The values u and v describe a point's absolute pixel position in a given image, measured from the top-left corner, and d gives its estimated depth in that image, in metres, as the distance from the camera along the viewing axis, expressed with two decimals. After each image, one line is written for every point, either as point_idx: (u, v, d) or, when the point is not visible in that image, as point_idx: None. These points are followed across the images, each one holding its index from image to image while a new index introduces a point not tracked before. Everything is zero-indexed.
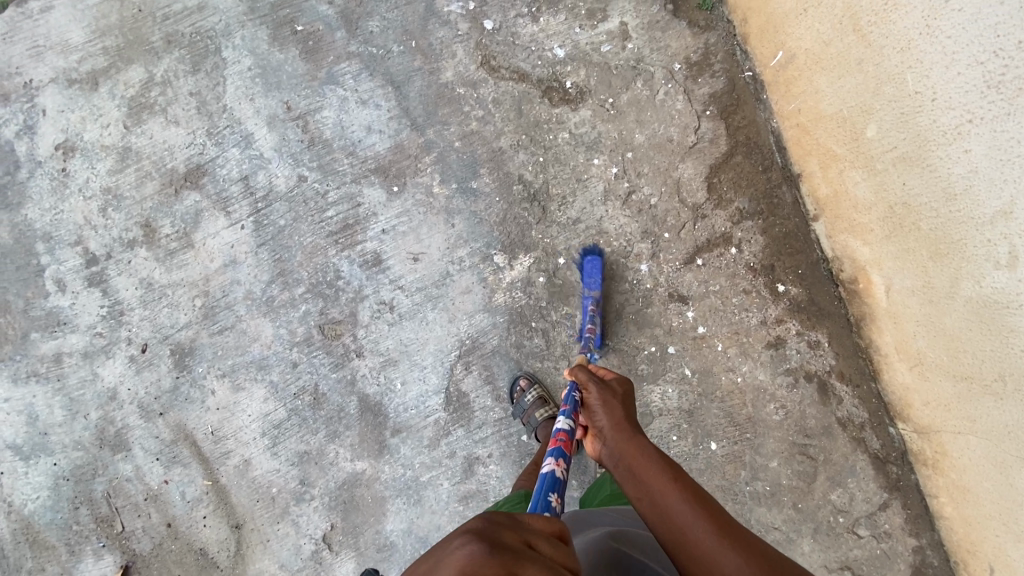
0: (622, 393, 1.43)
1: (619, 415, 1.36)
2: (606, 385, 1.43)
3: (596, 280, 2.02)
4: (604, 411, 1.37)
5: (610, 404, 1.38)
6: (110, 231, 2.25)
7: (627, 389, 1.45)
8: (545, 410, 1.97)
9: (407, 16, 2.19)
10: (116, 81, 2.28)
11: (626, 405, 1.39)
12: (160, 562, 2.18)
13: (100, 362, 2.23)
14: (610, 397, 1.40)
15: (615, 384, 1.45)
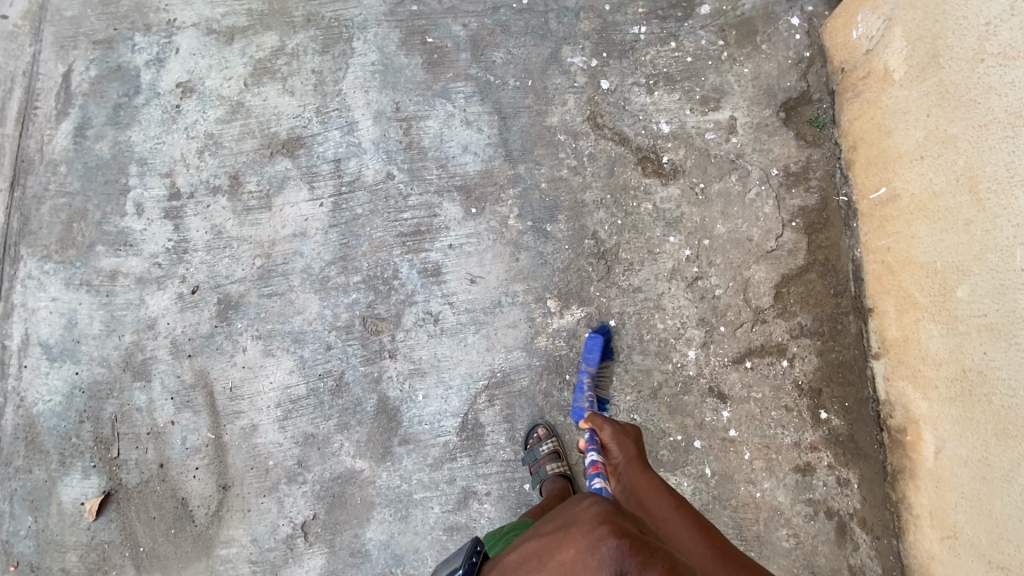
0: (631, 435, 1.67)
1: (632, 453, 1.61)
2: (619, 426, 1.67)
3: (591, 360, 2.04)
4: (620, 450, 1.62)
5: (624, 443, 1.63)
6: (200, 173, 2.35)
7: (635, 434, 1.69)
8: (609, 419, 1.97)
9: (531, 56, 2.29)
10: (250, 42, 2.42)
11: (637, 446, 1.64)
12: (140, 500, 2.18)
13: (150, 290, 2.30)
14: (622, 438, 1.64)
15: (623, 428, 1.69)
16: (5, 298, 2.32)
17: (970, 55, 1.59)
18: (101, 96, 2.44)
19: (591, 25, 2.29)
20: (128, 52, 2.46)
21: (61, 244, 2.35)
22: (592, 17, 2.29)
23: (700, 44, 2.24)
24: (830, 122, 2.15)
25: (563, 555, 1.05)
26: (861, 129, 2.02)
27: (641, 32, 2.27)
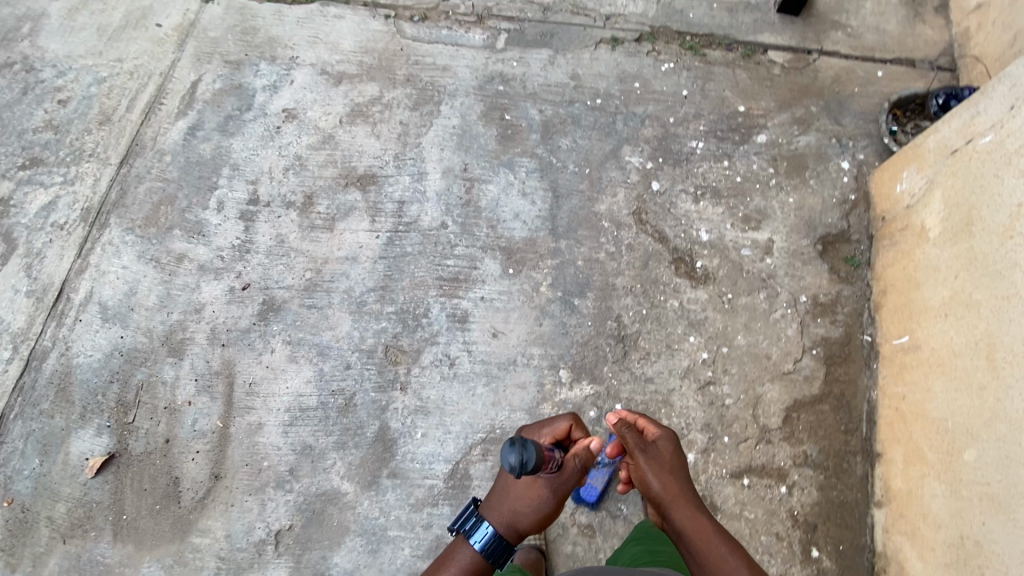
0: (671, 445, 1.61)
1: (667, 462, 1.57)
2: (656, 457, 1.58)
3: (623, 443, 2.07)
4: (652, 461, 1.57)
5: (657, 455, 1.58)
6: (280, 187, 2.63)
7: (676, 444, 1.62)
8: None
9: (594, 148, 2.51)
10: (354, 87, 2.76)
11: (676, 455, 1.60)
12: (137, 469, 2.28)
13: (207, 278, 2.52)
14: (658, 453, 1.59)
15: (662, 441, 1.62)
16: (84, 257, 2.59)
17: (999, 230, 1.67)
18: (218, 106, 2.81)
19: (653, 132, 2.51)
20: (251, 75, 2.85)
21: (146, 220, 2.63)
22: (656, 125, 2.52)
23: (751, 169, 2.41)
24: (865, 263, 2.23)
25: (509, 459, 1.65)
26: (893, 276, 2.09)
27: (699, 148, 2.46)
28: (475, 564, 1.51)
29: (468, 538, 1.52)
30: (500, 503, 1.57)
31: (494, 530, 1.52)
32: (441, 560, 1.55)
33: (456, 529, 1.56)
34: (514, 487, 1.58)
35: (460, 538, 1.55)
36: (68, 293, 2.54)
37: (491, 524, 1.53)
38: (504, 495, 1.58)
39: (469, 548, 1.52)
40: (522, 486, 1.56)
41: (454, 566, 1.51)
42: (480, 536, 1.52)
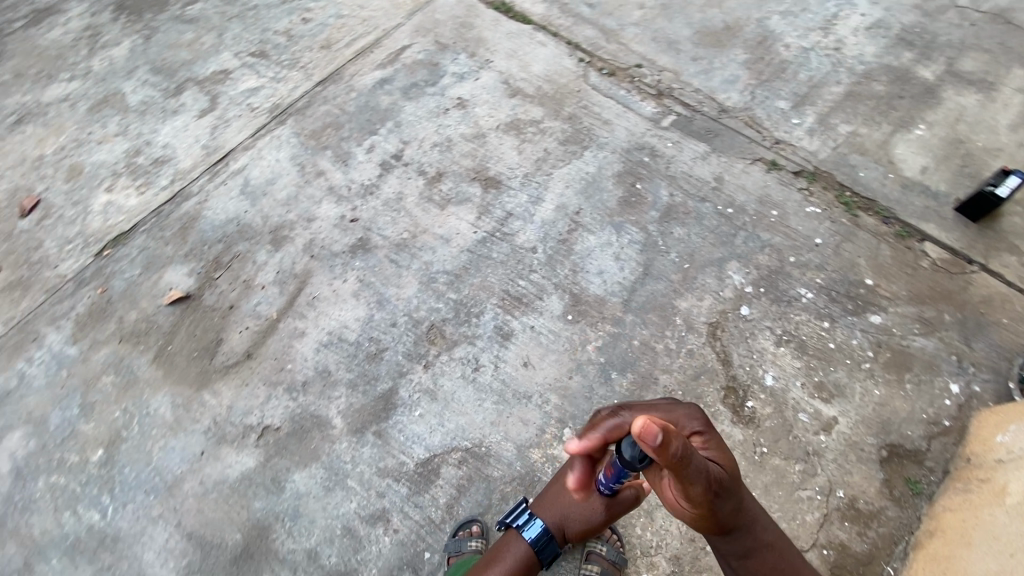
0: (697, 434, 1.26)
1: (729, 472, 1.25)
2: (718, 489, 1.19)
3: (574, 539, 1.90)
4: (725, 489, 1.21)
5: (724, 472, 1.23)
6: (422, 155, 2.93)
7: (710, 426, 1.30)
8: (589, 567, 1.92)
9: (703, 249, 2.51)
10: (523, 104, 3.02)
11: (723, 449, 1.28)
12: (198, 316, 2.62)
13: (329, 197, 2.86)
14: (717, 464, 1.23)
15: (698, 433, 1.28)
16: (255, 139, 3.10)
17: None
18: (412, 72, 3.22)
19: (768, 261, 2.46)
20: (449, 60, 3.24)
21: (312, 134, 3.07)
22: (773, 256, 2.47)
23: (849, 342, 2.27)
24: (926, 495, 2.00)
25: (569, 470, 1.83)
26: (949, 522, 1.85)
27: (805, 297, 2.37)
28: (527, 555, 1.69)
29: (521, 532, 1.72)
30: (554, 503, 1.76)
31: (546, 526, 1.72)
32: (493, 553, 1.73)
33: (511, 524, 1.77)
34: (568, 494, 1.76)
35: (513, 532, 1.74)
36: (230, 159, 3.05)
37: (544, 521, 1.74)
38: (559, 498, 1.77)
39: (522, 542, 1.70)
40: (577, 496, 1.73)
41: (507, 555, 1.70)
42: (533, 531, 1.71)
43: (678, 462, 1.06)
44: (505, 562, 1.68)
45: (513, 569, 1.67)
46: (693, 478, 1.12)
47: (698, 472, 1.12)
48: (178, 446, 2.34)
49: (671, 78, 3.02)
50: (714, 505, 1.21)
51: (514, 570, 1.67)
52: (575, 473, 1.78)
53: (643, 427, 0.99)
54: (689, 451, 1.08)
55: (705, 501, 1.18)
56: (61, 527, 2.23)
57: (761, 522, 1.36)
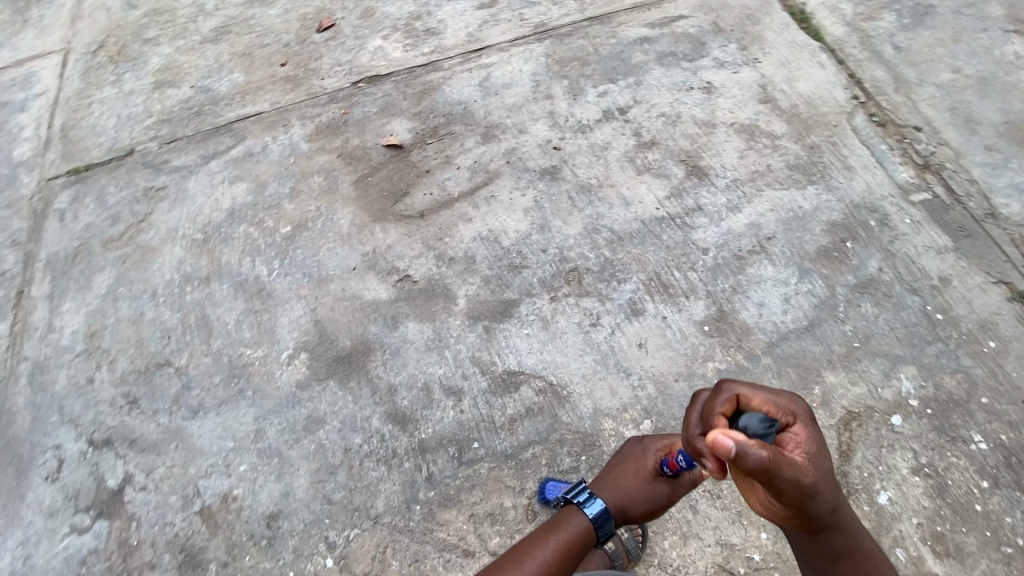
0: (804, 436, 1.24)
1: (825, 469, 1.24)
2: (810, 495, 1.21)
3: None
4: (820, 495, 1.22)
5: (819, 475, 1.22)
6: (646, 118, 2.93)
7: (809, 418, 1.27)
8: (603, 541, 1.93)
9: (884, 338, 2.23)
10: (770, 114, 2.86)
11: (822, 445, 1.25)
12: (400, 166, 2.99)
13: (546, 119, 3.01)
14: (815, 465, 1.22)
15: (797, 426, 1.25)
16: (512, 45, 3.35)
17: None
18: (676, 43, 3.20)
19: (952, 387, 2.12)
20: (717, 46, 3.16)
21: (560, 59, 3.23)
22: (962, 385, 2.12)
23: (1003, 516, 1.90)
24: None
25: (625, 457, 1.72)
26: None
27: (977, 445, 2.01)
28: (588, 532, 1.57)
29: (582, 506, 1.60)
30: (613, 486, 1.65)
31: (608, 508, 1.60)
32: (547, 527, 1.60)
33: (569, 500, 1.63)
34: (630, 480, 1.66)
35: (571, 508, 1.62)
36: (484, 53, 3.34)
37: (605, 501, 1.62)
38: (618, 483, 1.66)
39: (582, 518, 1.58)
40: (639, 478, 1.65)
41: (566, 531, 1.57)
42: (596, 507, 1.60)
43: (765, 468, 1.12)
44: (563, 535, 1.56)
45: (573, 543, 1.55)
46: (780, 484, 1.16)
47: (787, 479, 1.16)
48: (340, 254, 2.75)
49: (948, 156, 2.64)
50: (806, 507, 1.23)
51: (574, 543, 1.55)
52: (636, 458, 1.69)
53: (722, 442, 1.10)
54: (773, 459, 1.12)
55: (797, 505, 1.21)
56: (241, 266, 2.78)
57: (852, 526, 1.35)
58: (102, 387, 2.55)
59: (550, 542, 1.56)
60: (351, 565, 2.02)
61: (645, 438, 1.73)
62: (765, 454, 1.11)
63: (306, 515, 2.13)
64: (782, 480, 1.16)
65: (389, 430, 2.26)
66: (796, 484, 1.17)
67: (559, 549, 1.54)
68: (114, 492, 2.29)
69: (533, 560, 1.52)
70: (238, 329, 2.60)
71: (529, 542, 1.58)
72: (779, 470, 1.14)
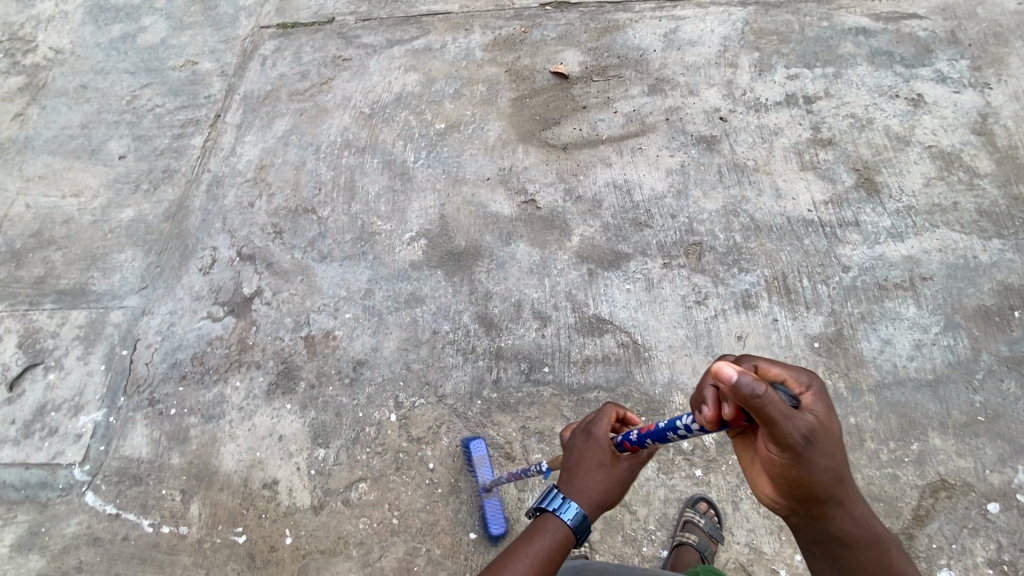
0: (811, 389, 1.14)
1: (834, 429, 1.10)
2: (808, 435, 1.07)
3: (504, 526, 2.04)
4: (819, 443, 1.08)
5: (824, 429, 1.09)
6: (832, 115, 2.68)
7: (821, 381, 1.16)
8: (684, 535, 1.87)
9: (1017, 424, 1.98)
10: (980, 149, 2.50)
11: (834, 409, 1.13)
12: (560, 95, 3.02)
13: (722, 87, 2.86)
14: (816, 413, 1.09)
15: (811, 387, 1.14)
16: (712, 3, 3.17)
17: None
18: (897, 43, 2.85)
19: None
20: (945, 58, 2.77)
21: (758, 30, 3.01)
22: None
23: None
24: None
25: (574, 456, 1.46)
26: None
27: None
28: (565, 538, 1.36)
29: (554, 513, 1.37)
30: (576, 487, 1.41)
31: (582, 510, 1.37)
32: (521, 538, 1.38)
33: (541, 507, 1.39)
34: (593, 474, 1.42)
35: (544, 518, 1.38)
36: (680, 5, 3.20)
37: (580, 503, 1.38)
38: (580, 483, 1.41)
39: (560, 525, 1.35)
40: (604, 470, 1.42)
41: (541, 543, 1.35)
42: (574, 512, 1.36)
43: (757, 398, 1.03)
44: (543, 547, 1.35)
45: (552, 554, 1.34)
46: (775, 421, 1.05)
47: (782, 417, 1.05)
48: (480, 161, 2.88)
49: None
50: (805, 462, 1.08)
51: (552, 554, 1.35)
52: (588, 452, 1.44)
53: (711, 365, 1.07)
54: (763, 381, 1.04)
55: (791, 454, 1.08)
56: (393, 146, 3.03)
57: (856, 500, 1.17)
58: (258, 213, 2.95)
59: (529, 554, 1.34)
60: (409, 427, 2.26)
61: (589, 423, 1.49)
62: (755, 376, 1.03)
63: (385, 373, 2.39)
64: (775, 409, 1.04)
65: (475, 328, 2.43)
66: (792, 427, 1.06)
67: (541, 558, 1.34)
68: (245, 298, 2.71)
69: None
70: (376, 200, 2.87)
71: (504, 558, 1.35)
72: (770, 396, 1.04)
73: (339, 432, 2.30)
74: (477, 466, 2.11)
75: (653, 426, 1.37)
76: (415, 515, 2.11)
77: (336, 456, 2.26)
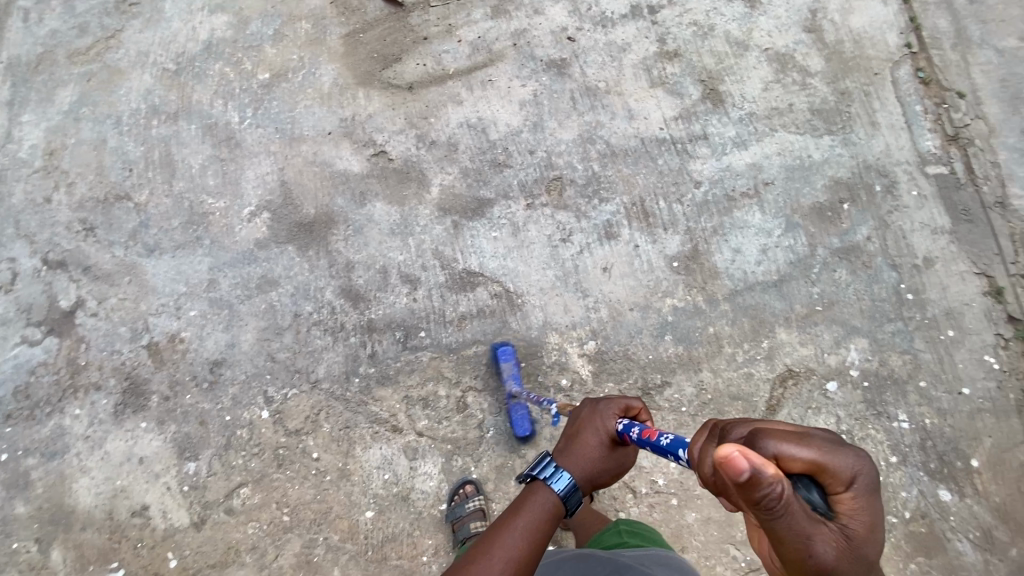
0: (850, 495, 0.93)
1: (869, 553, 0.91)
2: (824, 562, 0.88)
3: (530, 429, 2.06)
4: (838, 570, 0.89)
5: (847, 550, 0.90)
6: (676, 24, 2.62)
7: (869, 487, 0.93)
8: None
9: (847, 307, 2.20)
10: (811, 47, 2.57)
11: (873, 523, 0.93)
12: (398, 26, 2.70)
13: (567, 3, 2.69)
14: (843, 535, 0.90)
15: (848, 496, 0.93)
16: None
17: None
18: None
19: (897, 366, 2.13)
20: None
21: None
22: (905, 366, 2.13)
23: (897, 489, 1.99)
24: None
25: (580, 430, 1.39)
26: None
27: (898, 424, 2.06)
28: (555, 511, 1.28)
29: (547, 483, 1.28)
30: (579, 460, 1.34)
31: (579, 484, 1.30)
32: (508, 513, 1.28)
33: (531, 475, 1.31)
34: (595, 448, 1.36)
35: (534, 487, 1.30)
36: None
37: (573, 474, 1.31)
38: (583, 456, 1.34)
39: (550, 493, 1.27)
40: (604, 445, 1.36)
41: (530, 520, 1.25)
42: (563, 480, 1.29)
43: (761, 509, 0.86)
44: (532, 519, 1.25)
45: (539, 530, 1.25)
46: (784, 539, 0.89)
47: (794, 538, 0.88)
48: (317, 114, 2.56)
49: (980, 132, 2.45)
50: None
51: (536, 531, 1.24)
52: (595, 426, 1.38)
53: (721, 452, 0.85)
54: (774, 491, 0.84)
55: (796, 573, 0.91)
56: (212, 107, 2.60)
57: None
58: (59, 209, 2.47)
59: (515, 530, 1.24)
60: (284, 420, 2.12)
61: (601, 401, 1.42)
62: (767, 483, 0.84)
63: (248, 368, 2.19)
64: (786, 525, 0.87)
65: (340, 304, 2.26)
66: (809, 551, 0.88)
67: (531, 533, 1.23)
68: (66, 313, 2.32)
69: (498, 560, 1.18)
70: (203, 175, 2.49)
71: (491, 536, 1.24)
72: (780, 510, 0.86)
73: (209, 441, 2.11)
74: (505, 373, 2.10)
75: (656, 438, 1.24)
76: (306, 506, 2.03)
77: (210, 465, 2.09)
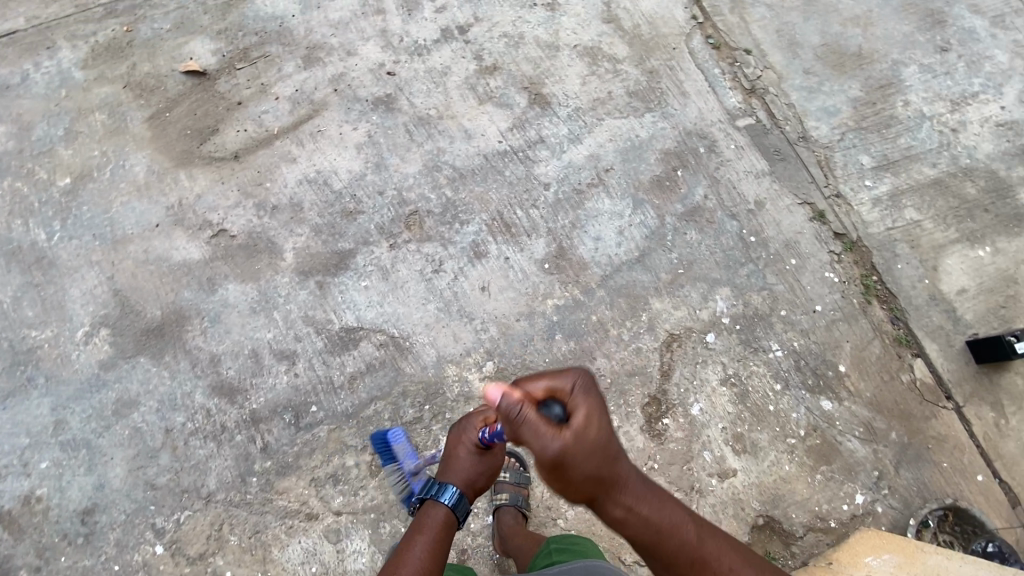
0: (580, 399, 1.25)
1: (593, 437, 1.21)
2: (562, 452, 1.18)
3: None
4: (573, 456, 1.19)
5: (578, 439, 1.20)
6: (488, 39, 2.70)
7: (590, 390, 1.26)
8: (498, 497, 1.98)
9: (705, 262, 2.38)
10: (613, 36, 2.76)
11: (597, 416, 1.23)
12: (206, 97, 2.54)
13: (377, 39, 2.68)
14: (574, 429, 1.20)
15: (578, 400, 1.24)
16: None
17: None
18: None
19: (759, 303, 2.33)
20: None
21: None
22: (765, 301, 2.34)
23: (789, 413, 2.19)
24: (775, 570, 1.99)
25: (451, 446, 1.46)
26: None
27: (774, 354, 2.26)
28: (447, 522, 1.38)
29: (437, 497, 1.39)
30: (456, 471, 1.42)
31: (460, 491, 1.40)
32: (407, 536, 1.37)
33: (422, 498, 1.41)
34: (465, 458, 1.43)
35: (426, 506, 1.40)
36: None
37: (456, 484, 1.41)
38: (458, 467, 1.42)
39: (440, 506, 1.37)
40: (472, 454, 1.44)
41: (428, 536, 1.35)
42: (450, 491, 1.39)
43: (508, 421, 1.20)
44: (428, 534, 1.35)
45: (436, 544, 1.35)
46: (529, 442, 1.20)
47: (530, 435, 1.19)
48: (138, 208, 2.34)
49: (771, 80, 2.76)
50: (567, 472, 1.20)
51: (435, 545, 1.35)
52: (461, 438, 1.45)
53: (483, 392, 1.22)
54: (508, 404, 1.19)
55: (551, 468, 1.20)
56: (10, 230, 2.30)
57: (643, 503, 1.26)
58: None
59: (417, 546, 1.34)
60: (184, 548, 1.91)
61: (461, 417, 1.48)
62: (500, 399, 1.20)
63: (127, 505, 1.95)
64: (526, 430, 1.19)
65: (216, 403, 2.08)
66: (541, 444, 1.18)
67: (430, 548, 1.33)
68: None
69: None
70: (18, 308, 2.19)
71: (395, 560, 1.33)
72: (516, 416, 1.19)
73: None
74: (400, 454, 1.90)
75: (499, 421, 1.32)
76: None
77: None
